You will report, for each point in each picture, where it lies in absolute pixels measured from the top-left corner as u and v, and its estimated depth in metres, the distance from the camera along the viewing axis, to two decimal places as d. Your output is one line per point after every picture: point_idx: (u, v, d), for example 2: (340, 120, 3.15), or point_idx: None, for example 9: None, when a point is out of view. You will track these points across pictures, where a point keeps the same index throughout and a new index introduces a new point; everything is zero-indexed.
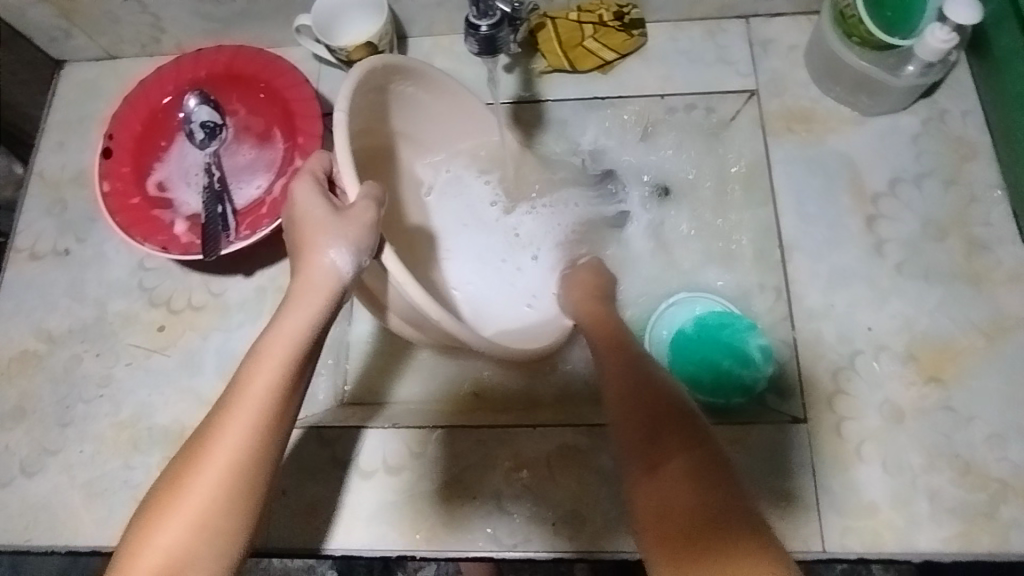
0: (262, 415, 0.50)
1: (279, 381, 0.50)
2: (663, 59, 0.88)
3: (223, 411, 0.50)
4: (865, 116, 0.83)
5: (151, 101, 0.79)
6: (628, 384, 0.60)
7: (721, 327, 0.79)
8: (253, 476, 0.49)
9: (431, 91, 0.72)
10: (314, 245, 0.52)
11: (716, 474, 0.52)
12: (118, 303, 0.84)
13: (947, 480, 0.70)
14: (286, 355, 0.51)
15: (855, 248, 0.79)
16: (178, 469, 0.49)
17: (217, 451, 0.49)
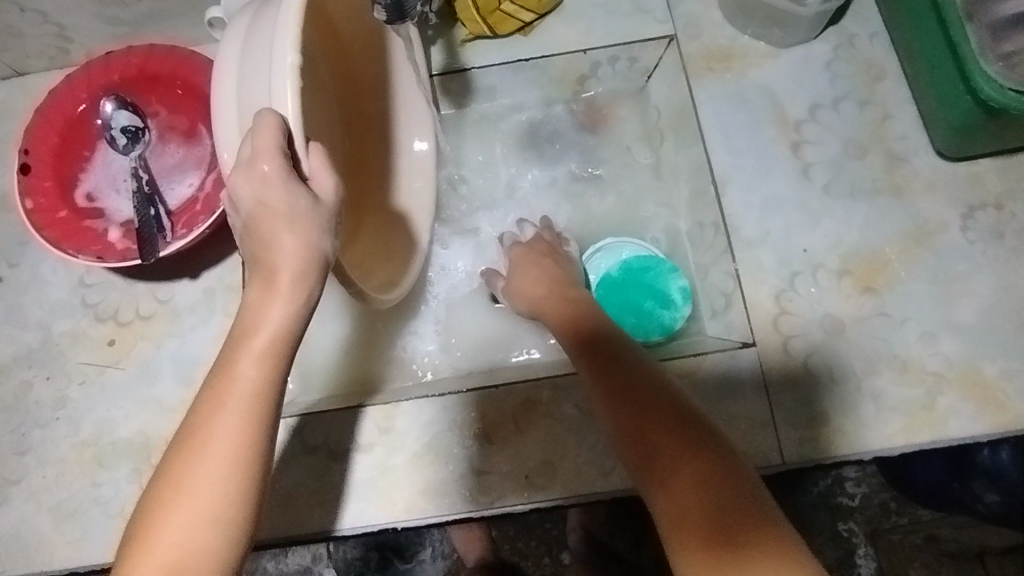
0: (257, 409, 0.48)
1: (273, 369, 0.49)
2: (581, 15, 0.87)
3: (215, 405, 0.48)
4: (780, 49, 0.86)
5: (65, 112, 0.76)
6: (620, 389, 0.60)
7: (644, 271, 0.83)
8: (260, 461, 0.48)
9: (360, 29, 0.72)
10: (281, 235, 0.50)
11: (730, 473, 0.52)
12: (62, 323, 0.82)
13: (889, 381, 0.75)
14: (269, 341, 0.49)
15: (783, 176, 0.82)
16: (171, 468, 0.47)
17: (212, 441, 0.47)
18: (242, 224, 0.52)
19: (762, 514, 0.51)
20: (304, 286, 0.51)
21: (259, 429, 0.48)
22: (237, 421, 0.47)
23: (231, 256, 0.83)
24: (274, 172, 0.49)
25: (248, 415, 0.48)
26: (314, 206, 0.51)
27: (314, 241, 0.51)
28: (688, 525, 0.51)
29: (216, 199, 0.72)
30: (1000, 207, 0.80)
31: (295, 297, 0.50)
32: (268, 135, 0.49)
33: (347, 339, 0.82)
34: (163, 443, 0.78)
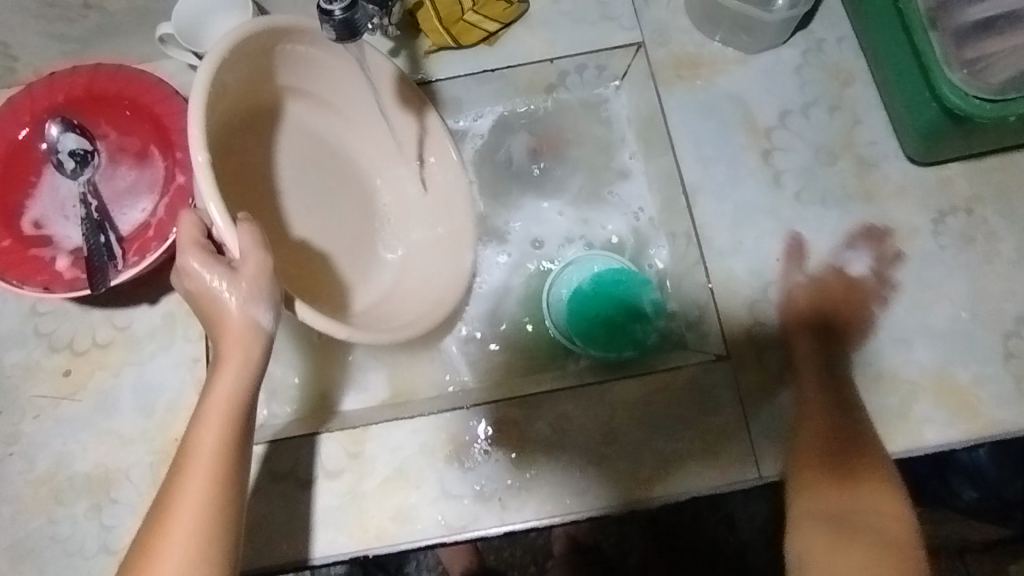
0: (215, 474, 0.52)
1: (228, 437, 0.53)
2: (547, 23, 0.86)
3: (179, 476, 0.52)
4: (749, 55, 0.85)
5: (7, 136, 0.73)
6: (824, 365, 0.74)
7: (616, 284, 0.82)
8: (221, 525, 0.51)
9: (305, 70, 0.69)
10: (223, 315, 0.55)
11: (852, 434, 0.68)
12: (14, 354, 0.79)
13: (863, 390, 0.74)
14: (226, 411, 0.54)
15: (754, 184, 0.81)
16: (145, 539, 0.51)
17: (178, 512, 0.51)
18: (194, 307, 0.57)
19: (882, 480, 0.64)
20: (248, 352, 0.55)
21: (221, 491, 0.52)
22: (199, 488, 0.51)
23: None
24: (198, 266, 0.54)
25: (207, 483, 0.52)
26: (231, 278, 0.54)
27: (249, 312, 0.55)
28: (810, 451, 0.67)
29: (168, 225, 0.70)
30: (970, 211, 0.80)
31: (245, 367, 0.55)
32: (190, 230, 0.55)
33: (308, 362, 0.80)
34: (122, 476, 0.75)
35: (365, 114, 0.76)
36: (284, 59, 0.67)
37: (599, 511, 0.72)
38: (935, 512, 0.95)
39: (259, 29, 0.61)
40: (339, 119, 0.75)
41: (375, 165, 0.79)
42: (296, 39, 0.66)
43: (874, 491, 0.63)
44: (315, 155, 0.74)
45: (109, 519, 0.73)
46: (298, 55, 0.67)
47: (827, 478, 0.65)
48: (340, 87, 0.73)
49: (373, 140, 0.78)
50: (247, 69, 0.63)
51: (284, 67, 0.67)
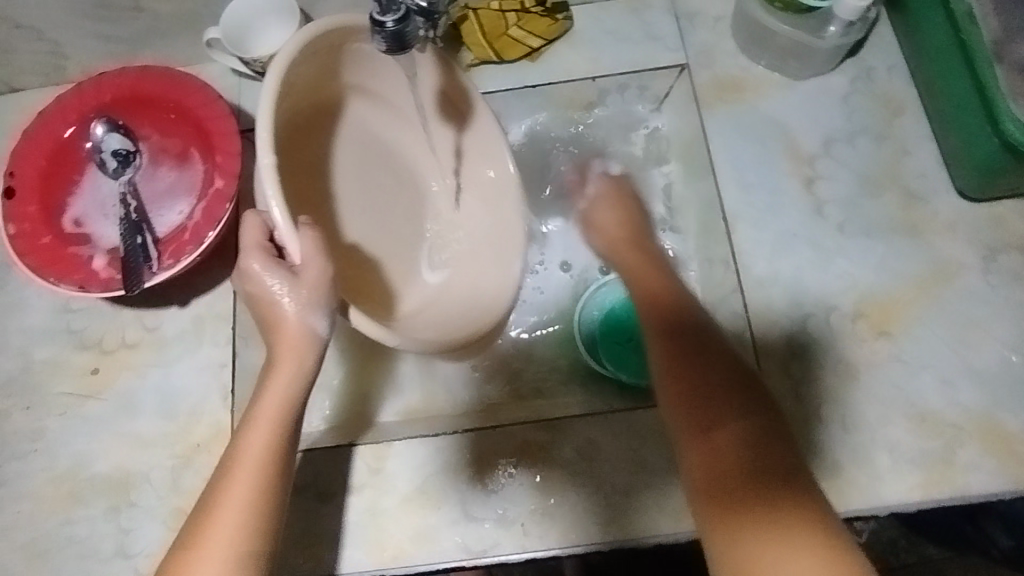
0: (262, 478, 0.51)
1: (277, 443, 0.52)
2: (590, 41, 0.86)
3: (225, 478, 0.51)
4: (795, 81, 0.84)
5: (54, 134, 0.73)
6: (685, 368, 0.58)
7: None
8: (264, 531, 0.50)
9: (369, 71, 0.71)
10: (284, 321, 0.55)
11: (768, 446, 0.51)
12: (44, 350, 0.79)
13: (904, 432, 0.71)
14: (277, 416, 0.53)
15: (796, 212, 0.79)
16: (184, 543, 0.49)
17: (222, 516, 0.49)
18: (255, 312, 0.58)
19: (806, 514, 0.46)
20: (303, 360, 0.55)
21: (267, 495, 0.51)
22: (246, 488, 0.50)
23: (222, 283, 0.80)
24: (260, 268, 0.55)
25: (254, 486, 0.51)
26: (294, 287, 0.55)
27: (308, 321, 0.55)
28: (724, 476, 0.50)
29: (204, 229, 0.69)
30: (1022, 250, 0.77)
31: (298, 375, 0.55)
32: (254, 233, 0.57)
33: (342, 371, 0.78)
34: (142, 479, 0.74)
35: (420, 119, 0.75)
36: (348, 58, 0.68)
37: (628, 543, 0.70)
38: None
39: (327, 31, 0.62)
40: (396, 120, 0.76)
41: (428, 169, 0.77)
42: (363, 40, 0.66)
43: (812, 528, 0.45)
44: (370, 152, 0.75)
45: (127, 522, 0.73)
46: (361, 54, 0.68)
47: (738, 512, 0.47)
48: (399, 90, 0.73)
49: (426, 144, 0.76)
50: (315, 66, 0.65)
51: (346, 65, 0.69)
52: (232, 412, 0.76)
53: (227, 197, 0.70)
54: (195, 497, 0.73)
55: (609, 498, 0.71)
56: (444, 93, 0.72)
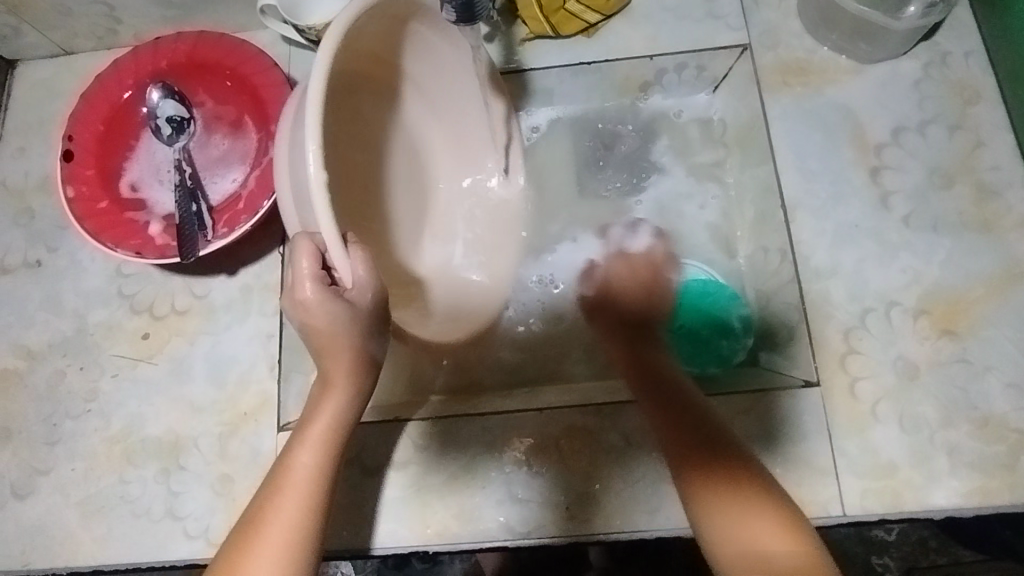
0: (309, 496, 0.55)
1: (323, 462, 0.56)
2: (649, 19, 0.84)
3: (274, 494, 0.55)
4: (864, 64, 0.80)
5: (111, 98, 0.73)
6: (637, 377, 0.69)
7: (703, 295, 0.79)
8: (308, 549, 0.53)
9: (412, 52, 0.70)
10: (338, 352, 0.57)
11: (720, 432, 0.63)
12: (98, 312, 0.81)
13: (965, 434, 0.69)
14: (326, 436, 0.57)
15: (859, 203, 0.77)
16: (232, 554, 0.52)
17: (270, 531, 0.53)
18: (304, 335, 0.57)
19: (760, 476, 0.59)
20: (356, 385, 0.59)
21: (313, 513, 0.54)
22: (296, 506, 0.54)
23: (270, 254, 0.80)
24: (315, 298, 0.54)
25: (301, 504, 0.54)
26: (349, 314, 0.55)
27: (365, 348, 0.58)
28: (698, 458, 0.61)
29: (259, 198, 0.69)
30: None
31: (348, 398, 0.59)
32: (309, 259, 0.53)
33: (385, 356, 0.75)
34: (192, 444, 0.76)
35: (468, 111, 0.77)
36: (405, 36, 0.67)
37: (671, 533, 0.70)
38: (1002, 563, 0.76)
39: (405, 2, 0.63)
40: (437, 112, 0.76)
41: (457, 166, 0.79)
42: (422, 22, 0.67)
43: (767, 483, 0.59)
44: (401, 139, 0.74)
45: (176, 485, 0.74)
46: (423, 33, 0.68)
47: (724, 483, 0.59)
48: (443, 81, 0.74)
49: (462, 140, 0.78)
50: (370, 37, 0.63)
51: (396, 48, 0.68)
52: (278, 383, 0.77)
53: None
54: (242, 464, 0.74)
55: (610, 494, 0.70)
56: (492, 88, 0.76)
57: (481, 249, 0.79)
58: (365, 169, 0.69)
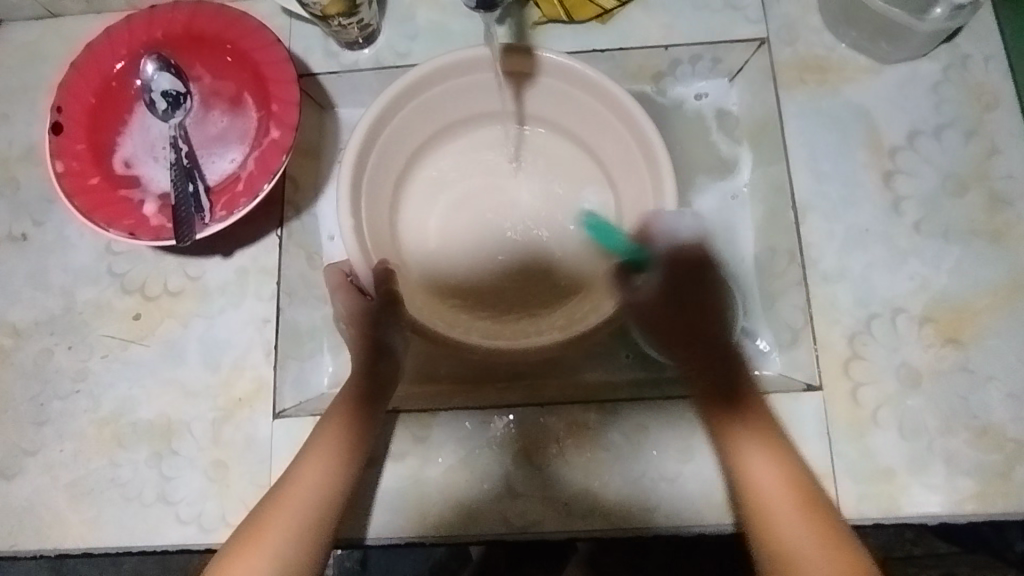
0: (330, 456, 0.62)
1: (345, 429, 0.64)
2: (665, 7, 0.82)
3: (303, 456, 0.62)
4: (883, 65, 0.79)
5: (102, 69, 0.70)
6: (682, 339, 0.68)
7: None
8: (328, 503, 0.59)
9: (464, 94, 0.76)
10: (360, 334, 0.69)
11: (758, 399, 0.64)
12: (86, 291, 0.78)
13: (963, 443, 0.69)
14: (348, 406, 0.65)
15: (871, 206, 0.76)
16: (265, 505, 0.59)
17: (299, 484, 0.60)
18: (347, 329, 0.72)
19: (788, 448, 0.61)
20: (374, 365, 0.68)
21: (334, 471, 0.61)
22: (320, 464, 0.61)
23: (268, 236, 0.78)
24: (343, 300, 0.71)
25: (323, 462, 0.61)
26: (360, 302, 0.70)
27: (391, 342, 0.69)
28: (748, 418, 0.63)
29: (259, 182, 0.66)
30: None
31: (366, 373, 0.67)
32: (335, 275, 0.73)
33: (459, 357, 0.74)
34: (185, 428, 0.74)
35: (559, 91, 0.76)
36: (458, 88, 0.75)
37: (668, 529, 0.70)
38: (975, 556, 0.77)
39: (419, 74, 0.72)
40: (538, 117, 0.79)
41: (609, 153, 0.77)
42: (452, 71, 0.73)
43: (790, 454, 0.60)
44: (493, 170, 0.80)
45: (169, 470, 0.73)
46: (457, 78, 0.74)
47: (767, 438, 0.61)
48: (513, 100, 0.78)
49: (581, 126, 0.78)
50: (410, 109, 0.74)
51: (444, 96, 0.75)
52: (275, 369, 0.75)
53: (283, 148, 0.67)
54: (236, 451, 0.73)
55: (607, 491, 0.70)
56: (516, 71, 0.75)
57: (636, 233, 0.73)
58: (461, 205, 0.79)
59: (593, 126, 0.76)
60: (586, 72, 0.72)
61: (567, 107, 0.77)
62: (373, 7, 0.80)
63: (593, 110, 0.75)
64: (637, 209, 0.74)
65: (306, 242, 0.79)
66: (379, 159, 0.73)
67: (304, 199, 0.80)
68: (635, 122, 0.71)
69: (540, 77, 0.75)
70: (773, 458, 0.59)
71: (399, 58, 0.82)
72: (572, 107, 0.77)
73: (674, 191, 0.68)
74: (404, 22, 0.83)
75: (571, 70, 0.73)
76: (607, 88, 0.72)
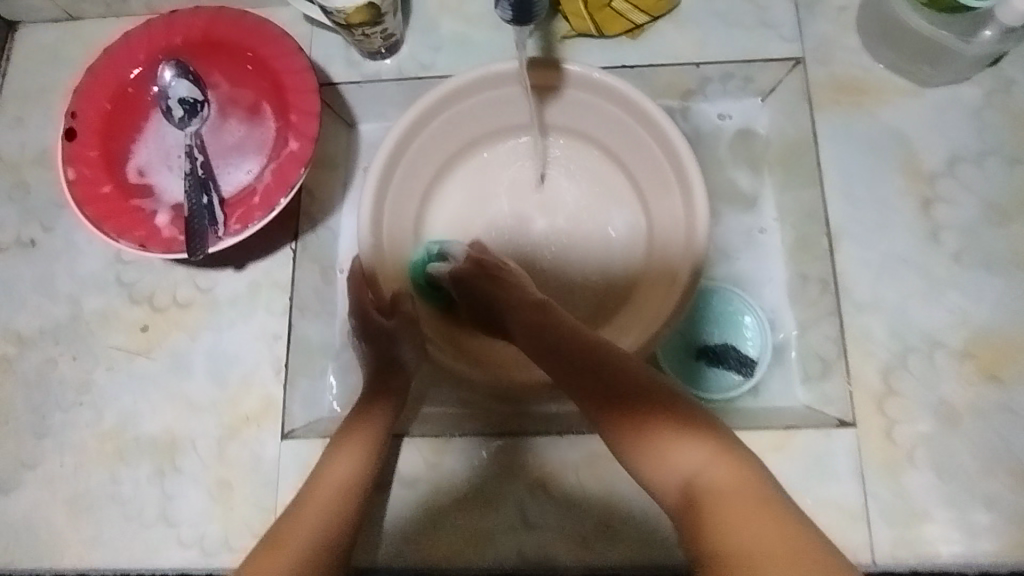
0: (356, 445, 0.61)
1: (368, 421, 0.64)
2: (697, 23, 0.79)
3: (330, 452, 0.62)
4: (924, 88, 0.76)
5: (119, 74, 0.68)
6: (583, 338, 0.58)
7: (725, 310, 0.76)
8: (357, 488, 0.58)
9: (492, 108, 0.75)
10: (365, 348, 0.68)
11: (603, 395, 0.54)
12: (94, 300, 0.76)
13: (1005, 487, 0.66)
14: (366, 401, 0.66)
15: (909, 235, 0.73)
16: (298, 500, 0.57)
17: (329, 475, 0.59)
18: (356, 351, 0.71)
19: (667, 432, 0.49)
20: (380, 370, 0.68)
21: (361, 459, 0.60)
22: (348, 453, 0.61)
23: (281, 249, 0.76)
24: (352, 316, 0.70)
25: (350, 452, 0.61)
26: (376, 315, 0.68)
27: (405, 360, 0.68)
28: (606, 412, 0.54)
29: (275, 195, 0.64)
30: None
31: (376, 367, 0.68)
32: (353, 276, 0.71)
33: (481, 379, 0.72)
34: (189, 445, 0.71)
35: (589, 107, 0.74)
36: (485, 102, 0.74)
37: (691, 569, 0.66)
38: None
39: (446, 89, 0.71)
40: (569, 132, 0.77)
41: (640, 172, 0.74)
42: (480, 85, 0.72)
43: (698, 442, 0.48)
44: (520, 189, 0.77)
45: (171, 488, 0.70)
46: (484, 93, 0.73)
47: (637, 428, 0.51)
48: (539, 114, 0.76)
49: (612, 143, 0.76)
50: (438, 122, 0.73)
51: (471, 109, 0.74)
52: (284, 386, 0.72)
53: (301, 160, 0.65)
54: (241, 471, 0.70)
55: (631, 525, 0.67)
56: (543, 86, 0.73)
57: (668, 254, 0.70)
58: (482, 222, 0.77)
59: (624, 143, 0.74)
60: (619, 86, 0.70)
61: (597, 123, 0.75)
62: (398, 16, 0.77)
63: (623, 125, 0.73)
64: (670, 231, 0.71)
65: (321, 256, 0.77)
66: (404, 172, 0.73)
67: (320, 212, 0.78)
68: (667, 141, 0.68)
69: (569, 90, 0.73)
70: (672, 446, 0.48)
71: (422, 69, 0.80)
72: (605, 123, 0.74)
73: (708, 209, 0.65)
74: (427, 33, 0.81)
75: (602, 85, 0.71)
76: (642, 105, 0.69)
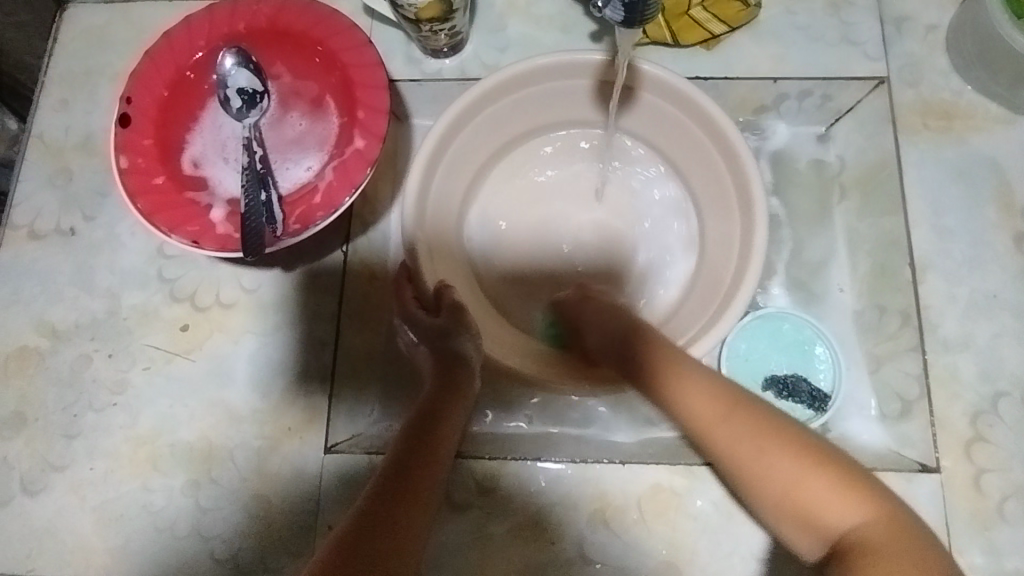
0: (422, 429, 0.54)
1: (430, 405, 0.57)
2: (777, 36, 0.75)
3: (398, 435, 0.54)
4: (1017, 115, 0.72)
5: (177, 59, 0.64)
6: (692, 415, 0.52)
7: (799, 344, 0.70)
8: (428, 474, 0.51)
9: (555, 98, 0.71)
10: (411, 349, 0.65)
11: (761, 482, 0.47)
12: (133, 295, 0.72)
13: None
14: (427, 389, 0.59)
15: (1000, 270, 0.69)
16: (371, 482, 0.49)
17: (400, 456, 0.51)
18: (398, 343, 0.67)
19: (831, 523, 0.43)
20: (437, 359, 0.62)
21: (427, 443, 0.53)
22: (412, 435, 0.54)
23: (331, 253, 0.72)
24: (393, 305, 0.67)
25: (417, 435, 0.54)
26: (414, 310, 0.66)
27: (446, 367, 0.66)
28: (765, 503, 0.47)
29: (339, 195, 0.60)
30: None
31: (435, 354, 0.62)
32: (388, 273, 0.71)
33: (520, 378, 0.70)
34: (226, 456, 0.68)
35: (658, 108, 0.69)
36: (550, 92, 0.70)
37: None
38: None
39: (496, 82, 0.66)
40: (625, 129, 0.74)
41: (702, 185, 0.70)
42: (545, 74, 0.67)
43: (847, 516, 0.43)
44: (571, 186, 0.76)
45: (206, 500, 0.66)
46: (535, 87, 0.69)
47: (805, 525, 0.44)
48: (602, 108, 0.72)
49: (676, 149, 0.71)
50: (500, 107, 0.69)
51: (534, 99, 0.70)
52: (329, 397, 0.69)
53: (368, 159, 0.61)
54: (281, 486, 0.66)
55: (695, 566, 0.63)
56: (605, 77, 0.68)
57: (718, 266, 0.65)
58: (533, 211, 0.75)
59: (689, 149, 0.69)
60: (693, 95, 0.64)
61: (664, 126, 0.70)
62: (466, 14, 0.74)
63: (689, 133, 0.68)
64: (724, 245, 0.66)
65: (371, 256, 0.73)
66: (455, 159, 0.69)
67: (372, 213, 0.74)
68: (728, 144, 0.64)
69: (639, 90, 0.68)
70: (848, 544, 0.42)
71: (485, 70, 0.77)
72: (664, 124, 0.70)
73: (765, 245, 0.59)
74: (492, 33, 0.77)
75: (671, 88, 0.65)
76: (698, 103, 0.64)
